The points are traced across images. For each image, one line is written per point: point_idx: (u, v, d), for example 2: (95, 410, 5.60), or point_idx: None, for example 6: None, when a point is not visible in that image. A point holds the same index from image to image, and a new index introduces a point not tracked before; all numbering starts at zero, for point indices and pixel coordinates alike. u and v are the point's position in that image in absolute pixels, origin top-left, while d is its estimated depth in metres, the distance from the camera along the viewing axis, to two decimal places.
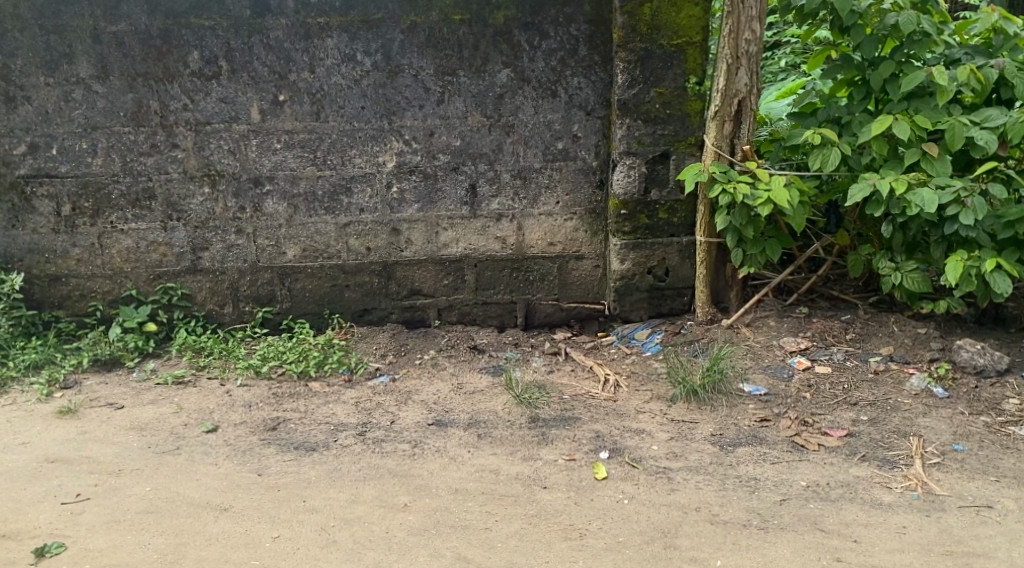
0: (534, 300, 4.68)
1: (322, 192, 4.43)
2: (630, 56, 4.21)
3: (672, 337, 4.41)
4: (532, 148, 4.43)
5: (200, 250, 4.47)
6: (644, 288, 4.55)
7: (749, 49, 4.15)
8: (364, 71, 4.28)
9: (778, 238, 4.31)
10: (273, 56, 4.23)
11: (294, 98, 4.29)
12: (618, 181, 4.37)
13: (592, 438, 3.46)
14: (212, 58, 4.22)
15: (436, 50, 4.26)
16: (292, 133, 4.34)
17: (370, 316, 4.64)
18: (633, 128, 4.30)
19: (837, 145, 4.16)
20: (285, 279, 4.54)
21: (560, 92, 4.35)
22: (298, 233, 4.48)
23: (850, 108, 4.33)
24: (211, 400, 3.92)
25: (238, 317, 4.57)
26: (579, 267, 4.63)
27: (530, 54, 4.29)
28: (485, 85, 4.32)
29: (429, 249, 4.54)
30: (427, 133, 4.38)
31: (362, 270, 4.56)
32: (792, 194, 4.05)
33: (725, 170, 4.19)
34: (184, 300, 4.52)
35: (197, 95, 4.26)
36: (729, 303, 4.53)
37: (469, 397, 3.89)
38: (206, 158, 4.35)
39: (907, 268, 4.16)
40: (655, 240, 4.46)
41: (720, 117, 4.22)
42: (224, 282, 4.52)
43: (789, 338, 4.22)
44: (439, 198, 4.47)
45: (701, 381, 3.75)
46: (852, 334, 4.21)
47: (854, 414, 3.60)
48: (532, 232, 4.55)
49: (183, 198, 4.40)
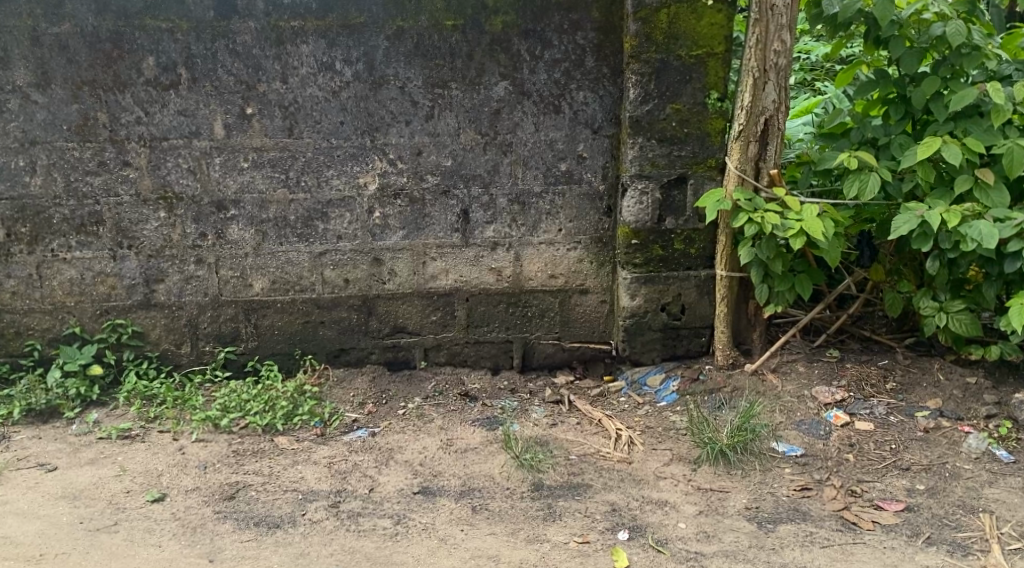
0: (532, 340, 4.16)
1: (294, 217, 3.91)
2: (643, 68, 3.73)
3: (689, 385, 3.93)
4: (532, 170, 3.92)
5: (154, 282, 3.93)
6: (656, 328, 4.04)
7: (778, 62, 3.70)
8: (344, 83, 3.77)
9: (808, 273, 3.84)
10: (240, 64, 3.72)
11: (264, 111, 3.78)
12: (628, 207, 3.88)
13: (607, 513, 2.99)
14: (170, 64, 3.70)
15: (425, 58, 3.77)
16: (261, 150, 3.82)
17: (348, 356, 4.11)
18: (647, 149, 3.82)
19: (876, 170, 3.70)
20: (250, 315, 4.01)
21: (564, 107, 3.86)
22: (266, 263, 3.95)
23: (887, 128, 3.89)
24: (160, 459, 3.38)
25: (197, 357, 4.04)
26: (584, 302, 4.12)
27: (531, 64, 3.80)
28: (481, 99, 3.83)
29: (415, 281, 4.03)
30: (414, 152, 3.87)
31: (339, 304, 4.03)
32: (827, 226, 3.60)
33: (750, 196, 3.72)
34: (135, 339, 3.98)
35: (152, 106, 3.74)
36: (752, 345, 4.04)
37: (461, 457, 3.37)
38: (161, 178, 3.82)
39: (952, 309, 3.73)
40: (670, 274, 3.97)
41: (745, 138, 3.76)
42: (181, 318, 3.99)
43: (822, 387, 3.75)
44: (426, 224, 3.96)
45: (731, 442, 3.29)
46: (893, 383, 3.76)
47: (908, 482, 3.12)
48: (531, 264, 4.04)
49: (135, 223, 3.86)
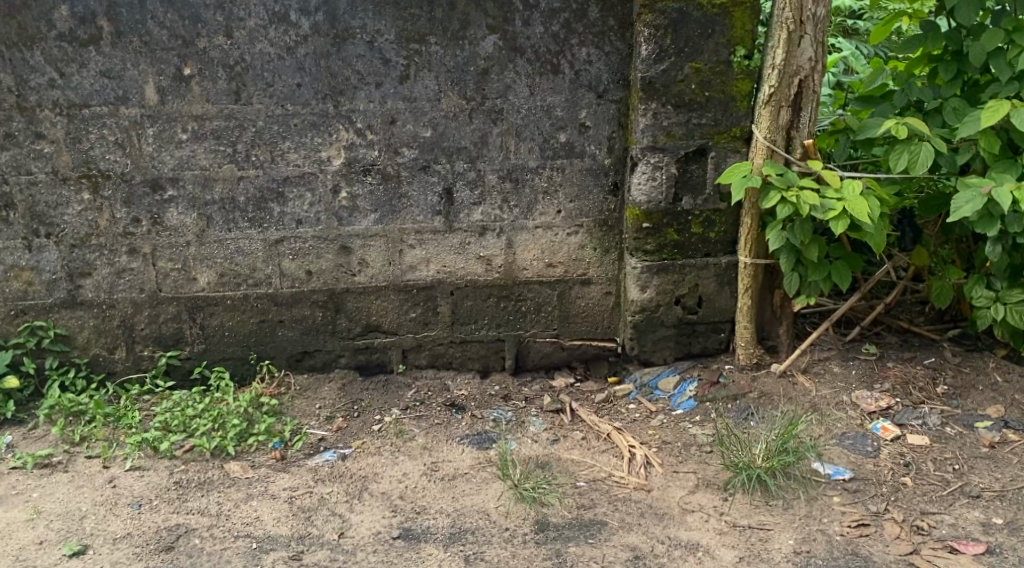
0: (526, 338, 3.61)
1: (244, 198, 3.30)
2: (657, 19, 3.15)
3: (708, 390, 3.40)
4: (525, 141, 3.34)
5: (80, 276, 3.32)
6: (670, 324, 3.50)
7: (816, 13, 3.13)
8: (301, 37, 3.15)
9: (846, 259, 3.31)
10: (174, 14, 3.08)
11: (204, 72, 3.15)
12: (638, 184, 3.32)
13: (628, 563, 2.51)
14: (88, 15, 3.05)
15: (398, 7, 3.15)
16: (203, 119, 3.20)
17: (312, 360, 3.54)
18: (661, 115, 3.24)
19: (928, 140, 3.17)
20: (195, 313, 3.42)
21: (563, 67, 3.27)
22: (213, 253, 3.35)
23: (935, 90, 3.35)
24: (83, 496, 2.81)
25: (134, 364, 3.44)
26: (585, 294, 3.57)
27: (524, 15, 3.20)
28: (465, 57, 3.23)
29: (390, 272, 3.45)
30: (387, 120, 3.27)
31: (301, 300, 3.45)
32: (873, 205, 3.06)
33: (782, 171, 3.17)
34: (58, 343, 3.37)
35: (68, 66, 3.10)
36: (777, 342, 3.51)
37: (448, 486, 2.85)
38: (83, 152, 3.19)
39: (1012, 299, 3.24)
40: (686, 261, 3.42)
41: (776, 102, 3.21)
42: (113, 318, 3.38)
43: (864, 392, 3.25)
44: (402, 205, 3.37)
45: (769, 467, 2.78)
46: (944, 387, 3.27)
47: (982, 514, 2.68)
48: (525, 251, 3.48)
49: (52, 206, 3.24)
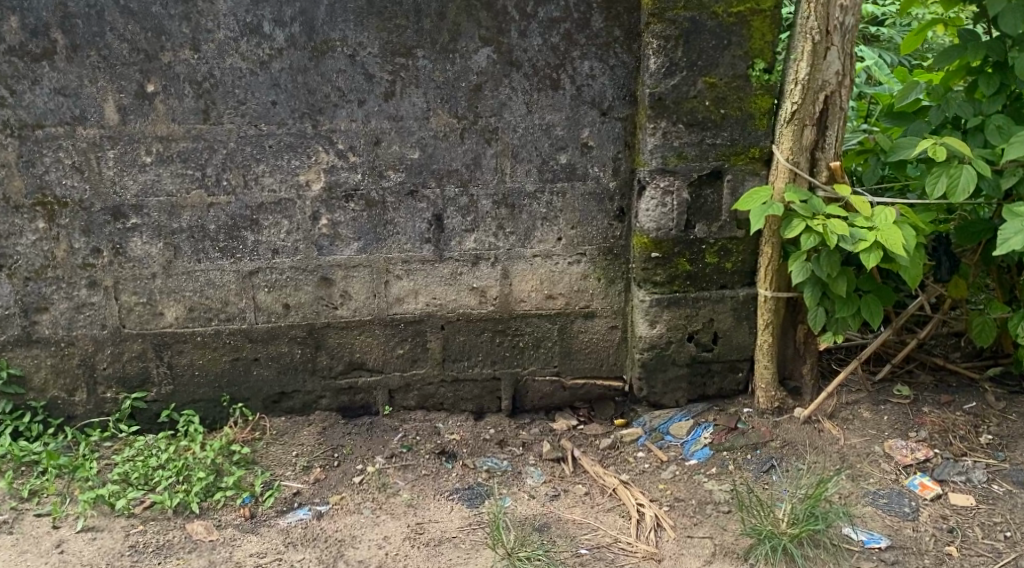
0: (524, 377, 3.31)
1: (215, 226, 3.01)
2: (668, 29, 2.84)
3: (724, 438, 3.08)
4: (522, 163, 3.04)
5: (36, 311, 3.04)
6: (682, 362, 3.19)
7: (844, 21, 2.81)
8: (276, 50, 2.86)
9: (877, 292, 2.99)
10: (135, 25, 2.80)
11: (170, 89, 2.86)
12: (647, 211, 3.01)
13: None
14: (40, 27, 2.77)
15: (381, 17, 2.86)
16: (168, 140, 2.91)
17: (290, 402, 3.24)
18: (672, 135, 2.93)
19: (969, 162, 2.84)
20: (162, 351, 3.13)
21: (563, 81, 2.97)
22: (181, 286, 3.06)
23: (975, 106, 3.02)
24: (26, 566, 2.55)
25: (95, 407, 3.15)
26: (589, 329, 3.26)
27: (521, 25, 2.90)
28: (456, 71, 2.93)
29: (375, 305, 3.15)
30: (370, 140, 2.97)
31: (278, 336, 3.15)
32: (907, 235, 2.73)
33: (806, 197, 2.85)
34: (12, 385, 3.08)
35: (20, 83, 2.81)
36: (800, 382, 3.19)
37: (433, 554, 2.59)
38: (36, 177, 2.91)
39: None
40: (699, 295, 3.10)
41: (799, 120, 2.90)
42: (73, 357, 3.09)
43: (898, 442, 2.93)
44: (388, 233, 3.07)
45: (794, 536, 2.48)
46: (988, 435, 2.95)
47: None
48: (522, 282, 3.17)
49: (3, 235, 2.95)
